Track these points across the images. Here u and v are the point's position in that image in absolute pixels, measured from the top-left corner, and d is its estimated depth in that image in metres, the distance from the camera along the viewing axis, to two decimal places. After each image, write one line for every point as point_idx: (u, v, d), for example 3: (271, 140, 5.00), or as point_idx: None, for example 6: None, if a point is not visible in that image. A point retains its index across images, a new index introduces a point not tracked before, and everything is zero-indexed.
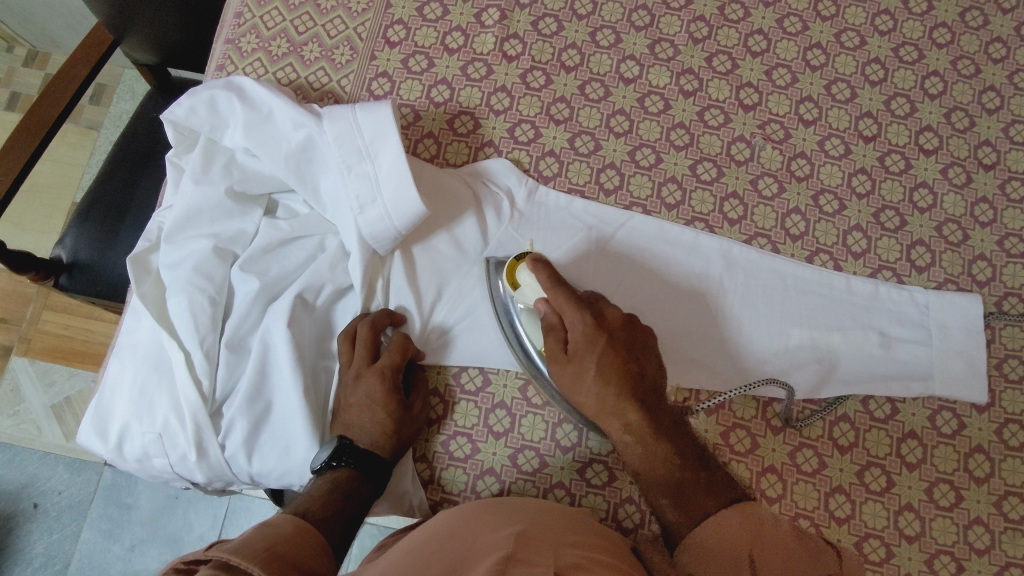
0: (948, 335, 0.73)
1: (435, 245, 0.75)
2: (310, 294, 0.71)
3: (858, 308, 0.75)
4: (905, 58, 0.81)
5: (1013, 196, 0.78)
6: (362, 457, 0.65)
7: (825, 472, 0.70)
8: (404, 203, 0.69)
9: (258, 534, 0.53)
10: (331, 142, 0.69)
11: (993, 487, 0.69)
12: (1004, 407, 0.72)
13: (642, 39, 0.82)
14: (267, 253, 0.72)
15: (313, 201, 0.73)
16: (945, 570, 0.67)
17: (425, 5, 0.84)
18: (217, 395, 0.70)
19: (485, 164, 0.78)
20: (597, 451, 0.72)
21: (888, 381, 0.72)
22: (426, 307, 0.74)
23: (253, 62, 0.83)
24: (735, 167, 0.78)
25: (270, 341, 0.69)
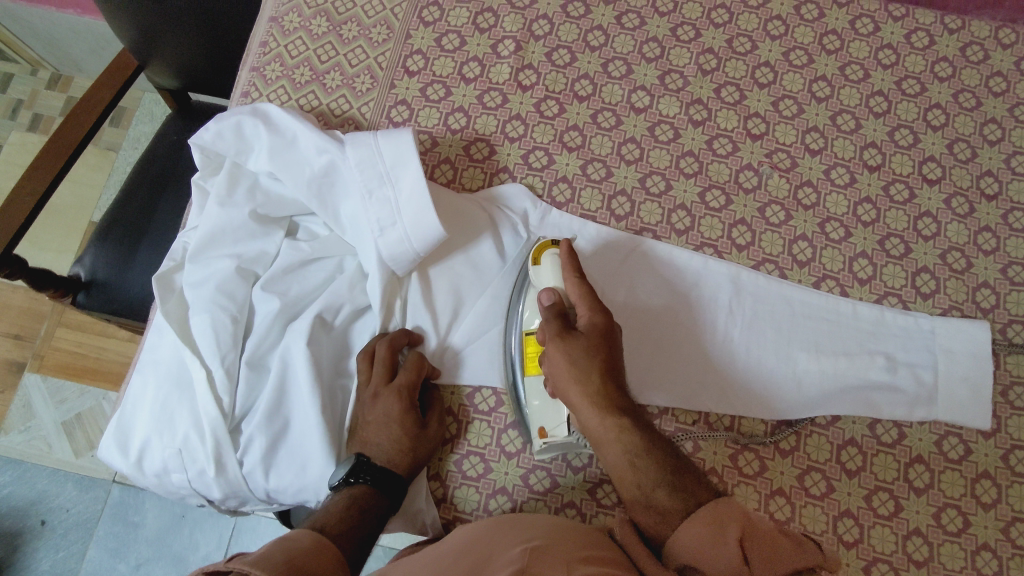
0: (954, 360, 0.74)
1: (451, 267, 0.77)
2: (329, 314, 0.73)
3: (864, 334, 0.76)
4: (908, 91, 0.84)
5: (1016, 225, 0.79)
6: (379, 473, 0.66)
7: (834, 496, 0.71)
8: (424, 225, 0.71)
9: (277, 545, 0.53)
10: (353, 166, 0.72)
11: (1001, 513, 0.70)
12: (1010, 433, 0.73)
13: (652, 70, 0.85)
14: (288, 273, 0.75)
15: (333, 223, 0.75)
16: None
17: (442, 36, 0.87)
18: (237, 412, 0.71)
19: (500, 189, 0.80)
20: (607, 472, 0.73)
21: (891, 407, 0.73)
22: (441, 327, 0.76)
23: (277, 90, 0.86)
24: (743, 195, 0.80)
25: (289, 359, 0.71)
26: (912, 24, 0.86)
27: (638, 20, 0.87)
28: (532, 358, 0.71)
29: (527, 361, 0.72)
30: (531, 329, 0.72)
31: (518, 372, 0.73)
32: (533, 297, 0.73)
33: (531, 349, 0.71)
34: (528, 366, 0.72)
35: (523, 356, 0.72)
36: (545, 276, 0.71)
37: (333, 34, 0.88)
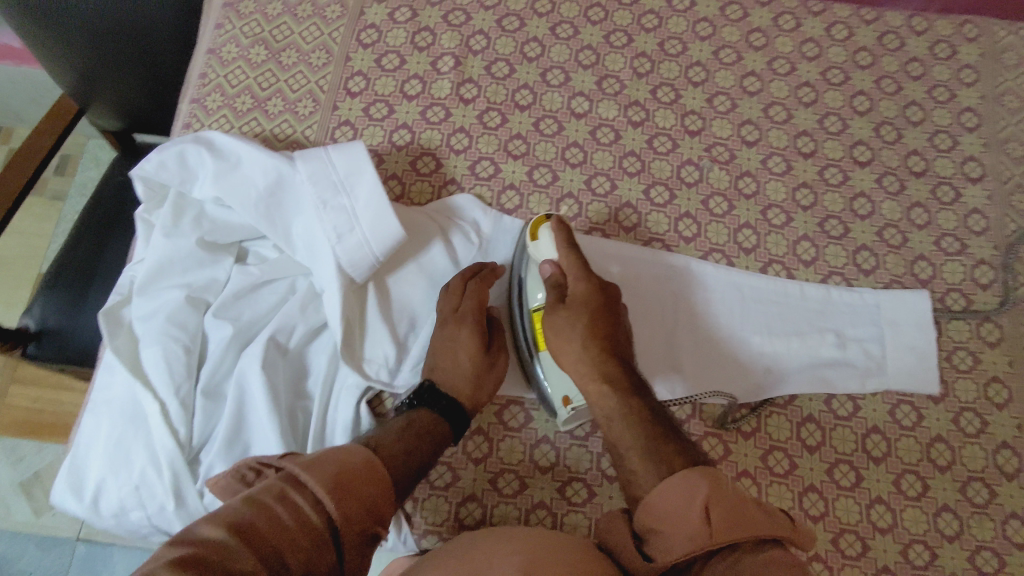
0: (899, 330, 0.77)
1: (406, 276, 0.77)
2: (283, 336, 0.73)
3: (812, 312, 0.78)
4: (832, 80, 0.88)
5: (943, 201, 0.83)
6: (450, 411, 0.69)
7: (797, 472, 0.72)
8: (382, 230, 0.72)
9: (276, 496, 0.49)
10: (304, 180, 0.72)
11: (957, 474, 0.72)
12: (959, 396, 0.75)
13: (589, 77, 0.88)
14: (239, 298, 0.74)
15: (284, 244, 0.75)
16: (927, 557, 0.69)
17: (383, 57, 0.88)
18: (195, 442, 0.70)
19: (453, 199, 0.81)
20: (575, 469, 0.73)
21: (847, 378, 0.76)
22: (399, 335, 0.76)
23: (218, 120, 0.86)
24: (686, 189, 0.83)
25: (246, 383, 0.71)
26: (831, 18, 0.91)
27: (572, 30, 0.90)
28: (541, 332, 0.72)
29: (537, 334, 0.73)
30: (538, 305, 0.73)
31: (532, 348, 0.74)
32: (536, 270, 0.74)
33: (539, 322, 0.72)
34: (539, 341, 0.73)
35: (533, 331, 0.74)
36: (544, 249, 0.72)
37: (271, 62, 0.89)
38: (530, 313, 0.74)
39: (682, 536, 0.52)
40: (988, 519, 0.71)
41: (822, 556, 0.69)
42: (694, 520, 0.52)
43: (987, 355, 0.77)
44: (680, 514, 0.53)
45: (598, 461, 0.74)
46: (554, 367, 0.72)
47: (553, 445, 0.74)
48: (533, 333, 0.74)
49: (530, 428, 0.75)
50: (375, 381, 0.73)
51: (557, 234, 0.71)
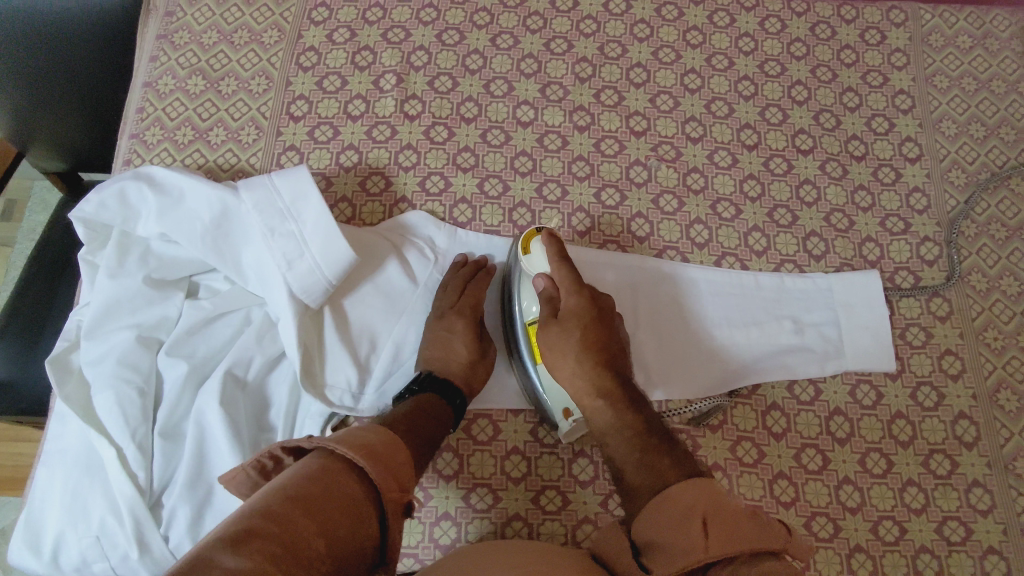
0: (865, 308, 0.80)
1: (363, 296, 0.76)
2: (239, 369, 0.73)
3: (790, 300, 0.81)
4: (822, 77, 0.90)
5: (953, 181, 0.86)
6: (442, 386, 0.70)
7: (831, 466, 0.75)
8: (332, 253, 0.72)
9: (312, 470, 0.48)
10: (250, 208, 0.72)
11: (982, 449, 0.76)
12: (975, 374, 0.79)
13: (586, 90, 0.88)
14: (192, 334, 0.74)
15: (235, 274, 0.74)
16: (962, 534, 0.73)
17: (379, 79, 0.88)
18: (155, 487, 0.70)
19: (404, 218, 0.81)
20: (615, 480, 0.74)
21: (841, 360, 0.79)
22: (360, 358, 0.75)
23: (225, 153, 0.85)
24: (694, 197, 0.84)
25: (204, 422, 0.70)
26: (814, 17, 0.93)
27: (565, 45, 0.90)
28: (536, 345, 0.73)
29: (533, 349, 0.73)
30: (532, 318, 0.73)
31: (528, 363, 0.74)
32: (526, 284, 0.74)
33: (534, 335, 0.73)
34: (536, 354, 0.73)
35: (528, 344, 0.74)
36: (537, 263, 0.73)
37: (276, 91, 0.88)
38: (524, 327, 0.74)
39: (676, 542, 0.51)
40: (1014, 490, 0.75)
41: (862, 545, 0.72)
42: (676, 532, 0.52)
43: (998, 332, 0.80)
44: (671, 524, 0.53)
45: None
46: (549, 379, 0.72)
47: (591, 458, 0.75)
48: (529, 347, 0.74)
49: (566, 442, 0.75)
50: (338, 408, 0.73)
51: (550, 247, 0.72)
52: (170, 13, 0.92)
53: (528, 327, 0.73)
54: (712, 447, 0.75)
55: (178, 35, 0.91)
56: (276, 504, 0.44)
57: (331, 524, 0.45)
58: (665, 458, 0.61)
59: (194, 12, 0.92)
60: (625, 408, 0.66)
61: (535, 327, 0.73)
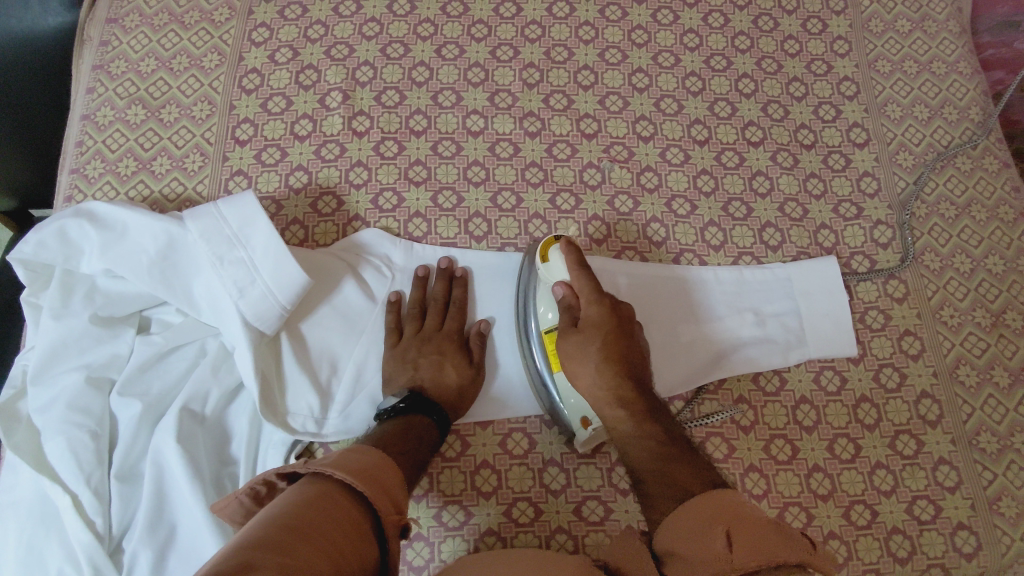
0: (813, 298, 0.81)
1: (321, 319, 0.75)
2: (196, 404, 0.70)
3: (743, 290, 0.81)
4: (768, 69, 0.91)
5: (902, 164, 0.88)
6: (427, 406, 0.69)
7: (801, 455, 0.75)
8: (285, 278, 0.70)
9: (309, 495, 0.46)
10: (196, 238, 0.69)
11: (947, 427, 0.76)
12: (935, 353, 0.79)
13: (535, 94, 0.88)
14: (144, 371, 0.71)
15: (187, 306, 0.71)
16: (936, 512, 0.73)
17: (325, 96, 0.86)
18: (116, 532, 0.67)
19: (358, 236, 0.80)
20: (588, 488, 0.73)
21: (795, 350, 0.79)
22: (322, 382, 0.74)
23: (170, 182, 0.83)
24: (649, 195, 0.84)
25: (163, 460, 0.68)
26: (756, 11, 0.94)
27: (512, 50, 0.90)
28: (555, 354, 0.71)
29: (550, 357, 0.72)
30: (550, 326, 0.72)
31: (545, 372, 0.72)
32: (546, 292, 0.73)
33: (553, 344, 0.72)
34: (553, 363, 0.72)
35: (545, 353, 0.72)
36: (556, 272, 0.72)
37: (221, 114, 0.86)
38: (542, 335, 0.73)
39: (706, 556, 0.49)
40: (982, 466, 0.75)
41: (836, 531, 0.72)
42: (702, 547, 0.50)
43: (955, 311, 0.81)
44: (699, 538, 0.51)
45: (608, 476, 0.73)
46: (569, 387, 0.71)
47: (562, 467, 0.74)
48: (546, 356, 0.72)
49: (535, 452, 0.74)
50: (302, 434, 0.72)
51: (568, 256, 0.71)
52: (104, 42, 0.89)
53: (545, 335, 0.72)
54: None
55: (115, 64, 0.88)
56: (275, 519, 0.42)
57: (336, 539, 0.43)
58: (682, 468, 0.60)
59: (130, 40, 0.89)
60: (646, 419, 0.65)
61: (552, 336, 0.72)
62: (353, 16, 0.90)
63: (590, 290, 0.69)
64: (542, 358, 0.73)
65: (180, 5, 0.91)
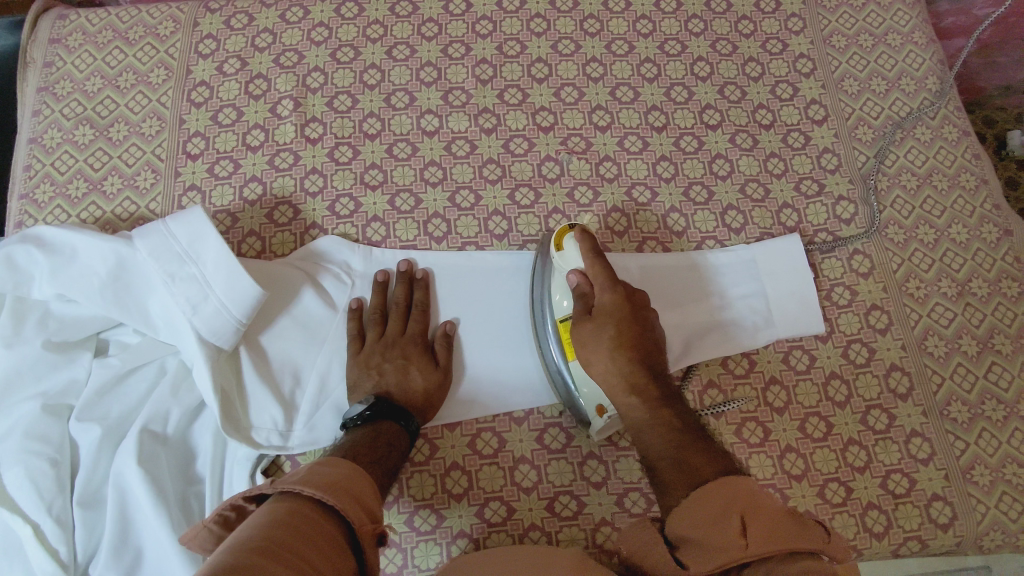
0: (778, 278, 0.78)
1: (278, 331, 0.73)
2: (157, 424, 0.68)
3: (742, 267, 0.79)
4: (773, 50, 0.90)
5: (919, 136, 0.86)
6: (396, 412, 0.67)
7: (836, 431, 0.73)
8: (233, 291, 0.68)
9: (277, 513, 0.46)
10: (145, 256, 0.68)
11: (983, 393, 0.74)
12: (968, 321, 0.77)
13: (546, 89, 0.87)
14: (103, 395, 0.69)
15: (143, 326, 0.70)
16: (982, 479, 0.71)
17: (333, 100, 0.85)
18: (81, 559, 0.65)
19: (315, 244, 0.78)
20: (628, 480, 0.71)
21: (780, 326, 0.77)
22: (285, 394, 0.72)
23: (123, 203, 0.79)
24: (666, 185, 0.83)
25: (125, 483, 0.65)
26: None
27: (518, 46, 0.89)
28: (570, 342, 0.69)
29: (564, 346, 0.70)
30: (564, 316, 0.70)
31: (559, 360, 0.70)
32: (560, 281, 0.71)
33: (567, 333, 0.69)
34: (567, 351, 0.69)
35: (560, 341, 0.70)
36: (571, 260, 0.70)
37: (170, 130, 0.83)
38: (556, 323, 0.71)
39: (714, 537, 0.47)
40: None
41: (874, 502, 0.71)
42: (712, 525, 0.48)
43: (982, 280, 0.79)
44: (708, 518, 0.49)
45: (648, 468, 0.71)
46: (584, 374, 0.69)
47: (601, 459, 0.72)
48: (560, 344, 0.70)
49: (573, 446, 0.72)
50: (266, 449, 0.70)
51: (583, 245, 0.69)
52: (47, 64, 0.85)
53: (559, 324, 0.70)
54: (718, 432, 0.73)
55: (123, 78, 0.84)
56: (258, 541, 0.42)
57: (309, 558, 0.43)
58: (697, 452, 0.56)
59: (74, 60, 0.85)
60: (682, 404, 0.63)
61: (567, 324, 0.69)
62: (356, 19, 0.88)
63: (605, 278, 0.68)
64: (556, 346, 0.70)
65: (155, 18, 0.87)
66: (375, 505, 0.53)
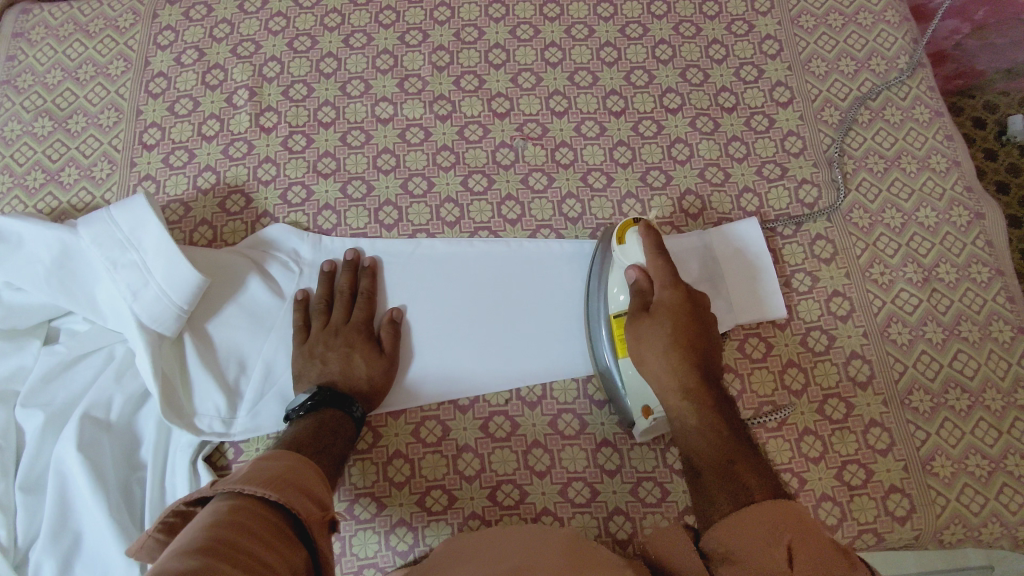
0: (737, 262, 0.76)
1: (225, 318, 0.73)
2: (99, 410, 0.68)
3: (708, 250, 0.76)
4: (738, 32, 0.88)
5: (888, 118, 0.83)
6: (338, 400, 0.67)
7: (790, 420, 0.71)
8: (175, 278, 0.68)
9: (221, 514, 0.43)
10: (89, 244, 0.68)
11: (948, 382, 0.72)
12: (934, 308, 0.75)
13: (503, 75, 0.86)
14: (49, 381, 0.70)
15: (90, 314, 0.71)
16: (943, 471, 0.68)
17: (288, 88, 0.84)
18: (21, 543, 0.65)
19: (265, 232, 0.78)
20: (573, 469, 0.70)
21: (737, 310, 0.74)
22: (230, 381, 0.72)
23: (79, 193, 0.80)
24: (622, 170, 0.82)
25: (66, 469, 0.66)
26: None
27: (476, 32, 0.88)
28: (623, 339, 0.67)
29: (615, 342, 0.68)
30: (619, 311, 0.68)
31: (608, 356, 0.69)
32: (619, 275, 0.69)
33: (620, 329, 0.67)
34: (619, 348, 0.67)
35: (611, 338, 0.68)
36: (633, 255, 0.68)
37: (127, 121, 0.83)
38: (610, 319, 0.69)
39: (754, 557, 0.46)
40: (987, 425, 0.70)
41: (829, 494, 0.68)
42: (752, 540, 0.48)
43: (951, 266, 0.76)
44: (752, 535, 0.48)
45: (594, 457, 0.70)
46: (634, 374, 0.67)
47: (546, 448, 0.70)
48: (611, 341, 0.68)
49: (519, 434, 0.71)
50: (208, 435, 0.70)
51: (646, 239, 0.67)
52: (10, 57, 0.87)
53: (612, 320, 0.68)
54: None
55: (83, 70, 0.86)
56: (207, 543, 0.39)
57: (262, 559, 0.41)
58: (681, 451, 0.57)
59: (36, 54, 0.87)
60: None
61: (621, 321, 0.68)
62: (314, 8, 0.88)
63: (667, 274, 0.66)
64: (609, 343, 0.68)
65: (116, 10, 0.89)
66: (322, 493, 0.51)
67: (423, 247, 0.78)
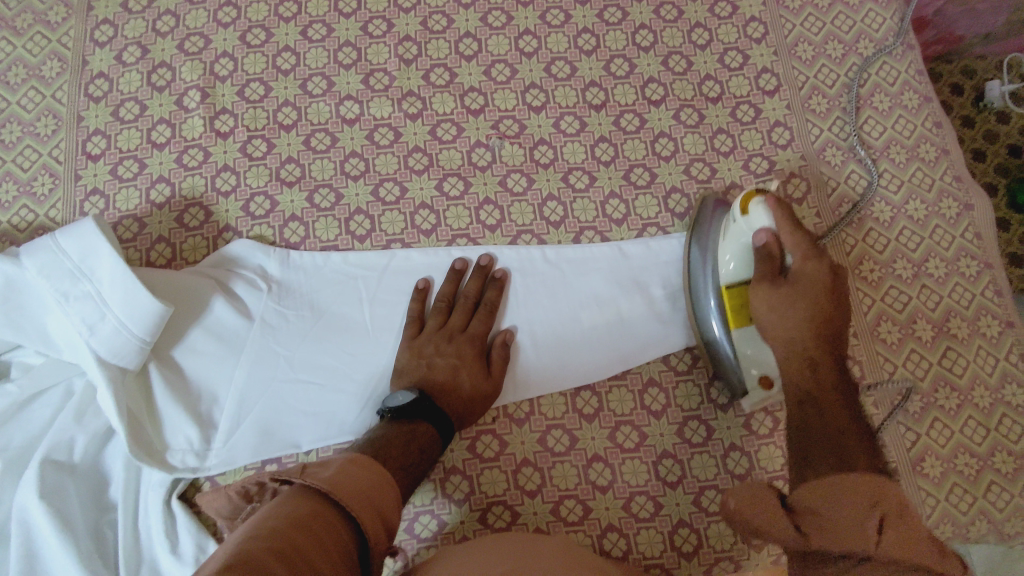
0: None
1: (192, 345, 0.69)
2: (61, 453, 0.64)
3: None
4: (721, 15, 0.83)
5: (877, 106, 0.80)
6: (435, 413, 0.64)
7: (781, 428, 0.70)
8: (133, 309, 0.63)
9: (303, 514, 0.45)
10: (35, 275, 0.63)
11: (938, 380, 0.71)
12: (925, 305, 0.73)
13: (475, 68, 0.80)
14: (4, 424, 0.65)
15: (43, 348, 0.65)
16: (933, 471, 0.69)
17: (244, 87, 0.78)
18: None
19: (227, 249, 0.73)
20: (564, 487, 0.69)
21: None
22: (201, 413, 0.68)
23: (19, 211, 0.74)
24: (605, 168, 0.78)
25: (29, 518, 0.61)
26: None
27: (444, 20, 0.82)
28: (735, 312, 0.65)
29: (726, 314, 0.66)
30: (727, 283, 0.66)
31: (719, 330, 0.67)
32: (733, 241, 0.65)
33: (731, 302, 0.65)
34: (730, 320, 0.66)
35: (722, 310, 0.66)
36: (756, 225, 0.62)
37: (68, 129, 0.76)
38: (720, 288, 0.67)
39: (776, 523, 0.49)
40: (974, 423, 0.70)
41: None
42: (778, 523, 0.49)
43: (940, 261, 0.75)
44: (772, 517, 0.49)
45: (585, 474, 0.69)
46: (750, 341, 0.66)
47: (537, 467, 0.69)
48: (722, 311, 0.67)
49: (508, 453, 0.69)
50: (181, 472, 0.66)
51: (773, 211, 0.61)
52: None
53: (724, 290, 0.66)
54: (657, 435, 0.70)
55: (13, 72, 0.78)
56: (277, 546, 0.41)
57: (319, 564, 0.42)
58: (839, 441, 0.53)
59: None
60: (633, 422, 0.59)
61: (733, 291, 0.65)
62: None
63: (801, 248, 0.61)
64: (718, 315, 0.67)
65: (45, 3, 0.80)
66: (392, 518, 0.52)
67: (398, 258, 0.74)
